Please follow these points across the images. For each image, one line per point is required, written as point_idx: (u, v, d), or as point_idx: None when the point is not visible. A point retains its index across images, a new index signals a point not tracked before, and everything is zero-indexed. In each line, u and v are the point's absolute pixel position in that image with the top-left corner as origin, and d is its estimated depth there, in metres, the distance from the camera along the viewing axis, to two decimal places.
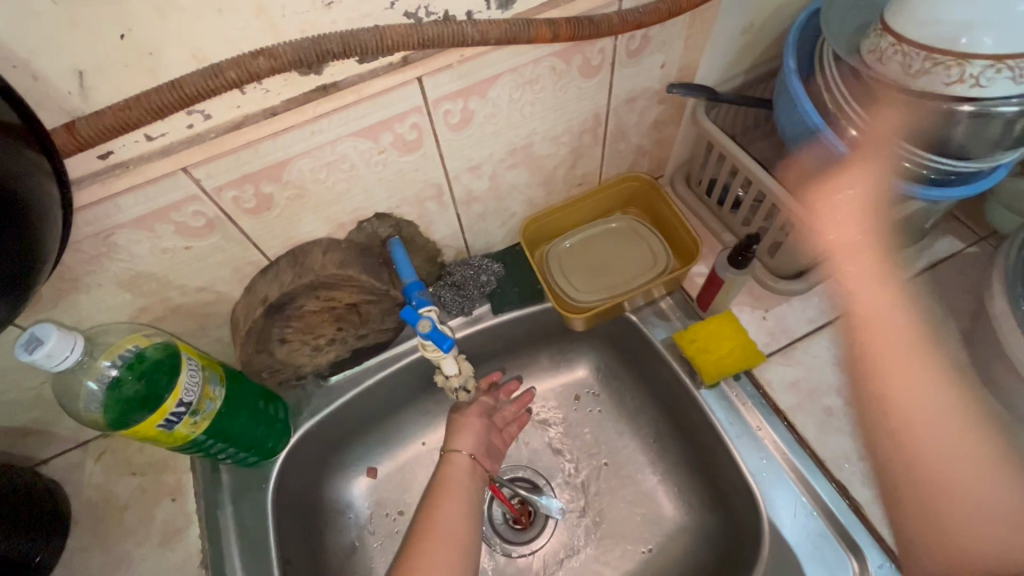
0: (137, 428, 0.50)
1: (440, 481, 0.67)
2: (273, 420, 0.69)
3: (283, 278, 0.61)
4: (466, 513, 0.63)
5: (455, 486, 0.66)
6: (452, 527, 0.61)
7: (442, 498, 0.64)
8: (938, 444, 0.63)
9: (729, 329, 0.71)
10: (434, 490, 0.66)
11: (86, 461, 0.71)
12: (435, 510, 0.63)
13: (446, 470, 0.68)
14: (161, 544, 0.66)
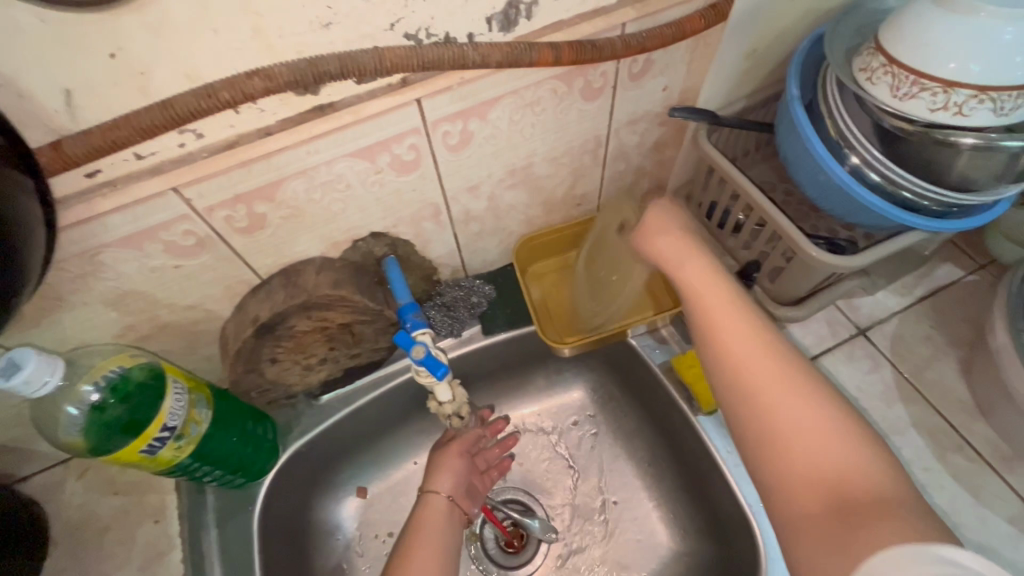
0: (119, 454, 0.49)
1: (415, 524, 0.65)
2: (260, 441, 0.68)
3: (275, 297, 0.60)
4: (439, 557, 0.61)
5: (430, 527, 0.64)
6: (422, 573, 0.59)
7: (417, 547, 0.62)
8: (761, 378, 0.46)
9: None
10: (409, 534, 0.64)
11: (67, 479, 0.69)
12: (407, 555, 0.60)
13: (422, 512, 0.66)
14: (143, 568, 0.64)
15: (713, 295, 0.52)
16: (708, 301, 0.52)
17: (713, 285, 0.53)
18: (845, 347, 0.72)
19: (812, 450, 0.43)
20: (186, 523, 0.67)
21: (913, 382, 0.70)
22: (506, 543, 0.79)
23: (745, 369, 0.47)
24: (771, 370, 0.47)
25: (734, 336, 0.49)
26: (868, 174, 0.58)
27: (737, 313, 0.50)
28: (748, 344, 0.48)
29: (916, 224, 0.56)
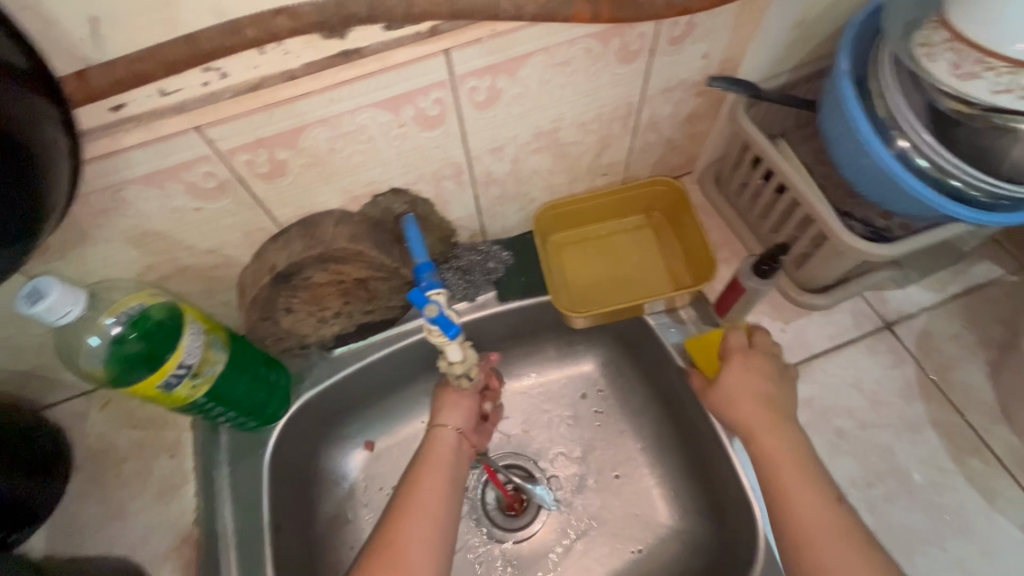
0: (137, 387, 0.50)
1: (424, 456, 0.69)
2: (273, 387, 0.69)
3: (294, 247, 0.60)
4: (446, 487, 0.66)
5: (437, 461, 0.68)
6: (430, 502, 0.63)
7: (424, 476, 0.66)
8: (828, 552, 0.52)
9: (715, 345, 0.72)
10: (417, 465, 0.68)
11: (90, 409, 0.72)
12: (416, 484, 0.65)
13: (432, 446, 0.70)
14: (158, 499, 0.67)
15: (794, 484, 0.56)
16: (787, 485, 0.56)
17: (798, 473, 0.56)
18: (869, 341, 0.70)
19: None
20: (199, 460, 0.69)
21: (936, 382, 0.68)
22: (507, 505, 0.80)
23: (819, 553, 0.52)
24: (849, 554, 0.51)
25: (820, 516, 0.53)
26: (915, 159, 0.55)
27: (816, 502, 0.54)
28: (823, 533, 0.53)
29: (963, 216, 0.52)
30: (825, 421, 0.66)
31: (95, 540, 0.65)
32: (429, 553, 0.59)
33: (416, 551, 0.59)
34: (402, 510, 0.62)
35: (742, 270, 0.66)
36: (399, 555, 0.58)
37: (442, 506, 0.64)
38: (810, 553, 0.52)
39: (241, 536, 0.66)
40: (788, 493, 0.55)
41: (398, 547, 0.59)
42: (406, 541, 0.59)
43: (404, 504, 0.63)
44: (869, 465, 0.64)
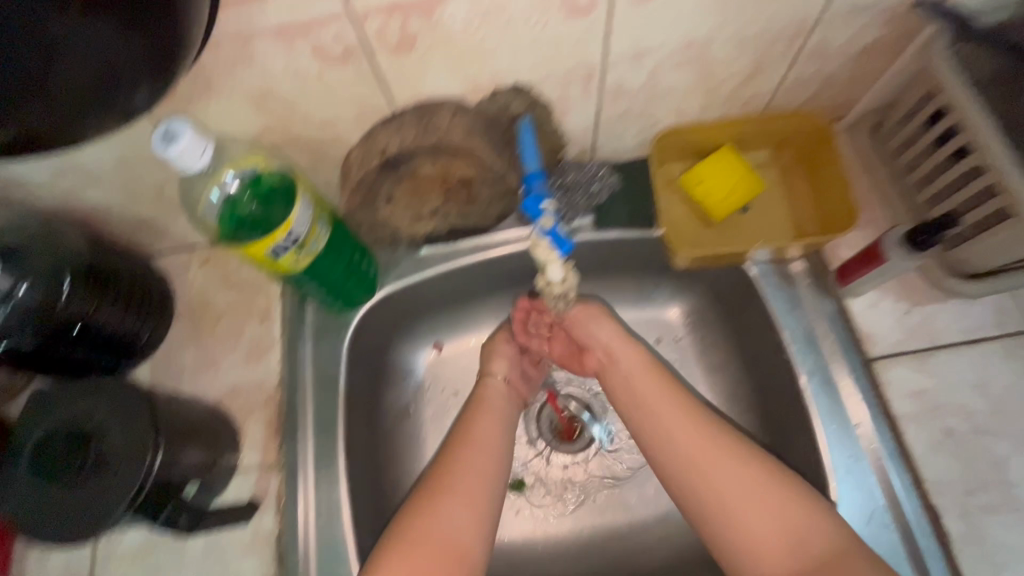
0: (247, 248, 0.50)
1: (477, 399, 0.68)
2: (362, 275, 0.70)
3: (406, 132, 0.58)
4: (502, 428, 0.66)
5: (488, 404, 0.67)
6: (487, 441, 0.64)
7: (479, 415, 0.66)
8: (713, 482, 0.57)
9: (728, 162, 0.69)
10: (471, 407, 0.67)
11: (191, 264, 0.76)
12: (471, 423, 0.65)
13: (480, 393, 0.69)
14: (248, 358, 0.71)
15: (678, 444, 0.60)
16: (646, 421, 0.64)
17: (685, 434, 0.60)
18: (1009, 341, 0.62)
19: (772, 541, 0.54)
20: (286, 329, 0.72)
21: None
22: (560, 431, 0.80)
23: (706, 483, 0.58)
24: (754, 495, 0.55)
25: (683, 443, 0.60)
26: None
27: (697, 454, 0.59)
28: (726, 482, 0.57)
29: None
30: (935, 418, 0.60)
31: (190, 384, 0.70)
32: (483, 485, 0.60)
33: (474, 481, 0.60)
34: (460, 442, 0.63)
35: (889, 238, 0.58)
36: (457, 480, 0.60)
37: (497, 446, 0.64)
38: (721, 514, 0.56)
39: (319, 408, 0.68)
40: (671, 454, 0.60)
41: (456, 474, 0.60)
42: (465, 470, 0.60)
43: (461, 437, 0.64)
44: (974, 473, 0.58)
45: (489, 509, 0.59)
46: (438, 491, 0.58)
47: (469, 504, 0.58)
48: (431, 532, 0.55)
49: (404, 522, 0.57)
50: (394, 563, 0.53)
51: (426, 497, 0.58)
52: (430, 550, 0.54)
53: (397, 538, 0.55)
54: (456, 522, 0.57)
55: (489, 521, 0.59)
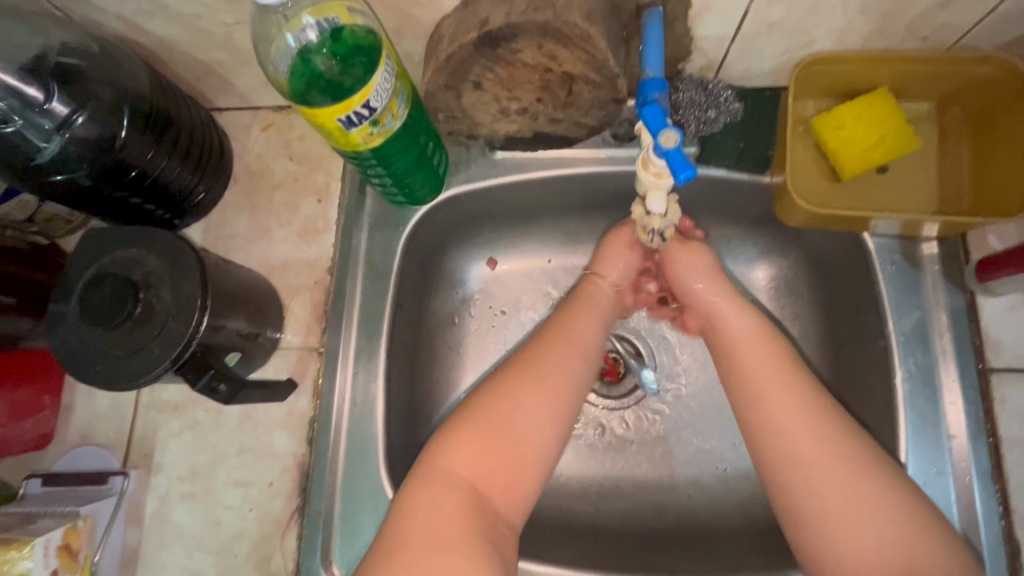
0: (318, 112, 0.44)
1: (579, 295, 0.63)
2: (432, 169, 0.63)
3: (516, 4, 0.48)
4: (602, 329, 0.60)
5: (595, 303, 0.62)
6: (585, 339, 0.58)
7: (579, 310, 0.61)
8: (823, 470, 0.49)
9: (881, 112, 0.57)
10: (575, 299, 0.62)
11: (253, 126, 0.71)
12: (570, 317, 0.60)
13: (586, 289, 0.63)
14: (301, 236, 0.68)
15: (783, 423, 0.51)
16: (753, 374, 0.54)
17: (787, 411, 0.52)
18: None
19: (874, 552, 0.45)
20: (343, 214, 0.68)
21: None
22: (604, 372, 0.75)
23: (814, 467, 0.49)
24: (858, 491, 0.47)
25: (793, 412, 0.51)
26: None
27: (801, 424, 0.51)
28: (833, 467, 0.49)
29: None
30: None
31: (241, 251, 0.68)
32: (566, 384, 0.55)
33: (563, 376, 0.55)
34: (554, 336, 0.58)
35: None
36: (541, 371, 0.55)
37: (591, 352, 0.58)
38: (819, 499, 0.48)
39: (367, 302, 0.65)
40: (772, 417, 0.52)
41: (543, 364, 0.55)
42: (552, 363, 0.55)
43: (555, 331, 0.58)
44: None
45: (569, 407, 0.54)
46: (519, 375, 0.54)
47: (551, 400, 0.53)
48: (507, 413, 0.52)
49: (480, 398, 0.53)
50: (467, 436, 0.51)
51: (505, 377, 0.54)
52: (498, 433, 0.51)
53: (470, 412, 0.52)
54: (533, 411, 0.52)
55: (565, 421, 0.54)
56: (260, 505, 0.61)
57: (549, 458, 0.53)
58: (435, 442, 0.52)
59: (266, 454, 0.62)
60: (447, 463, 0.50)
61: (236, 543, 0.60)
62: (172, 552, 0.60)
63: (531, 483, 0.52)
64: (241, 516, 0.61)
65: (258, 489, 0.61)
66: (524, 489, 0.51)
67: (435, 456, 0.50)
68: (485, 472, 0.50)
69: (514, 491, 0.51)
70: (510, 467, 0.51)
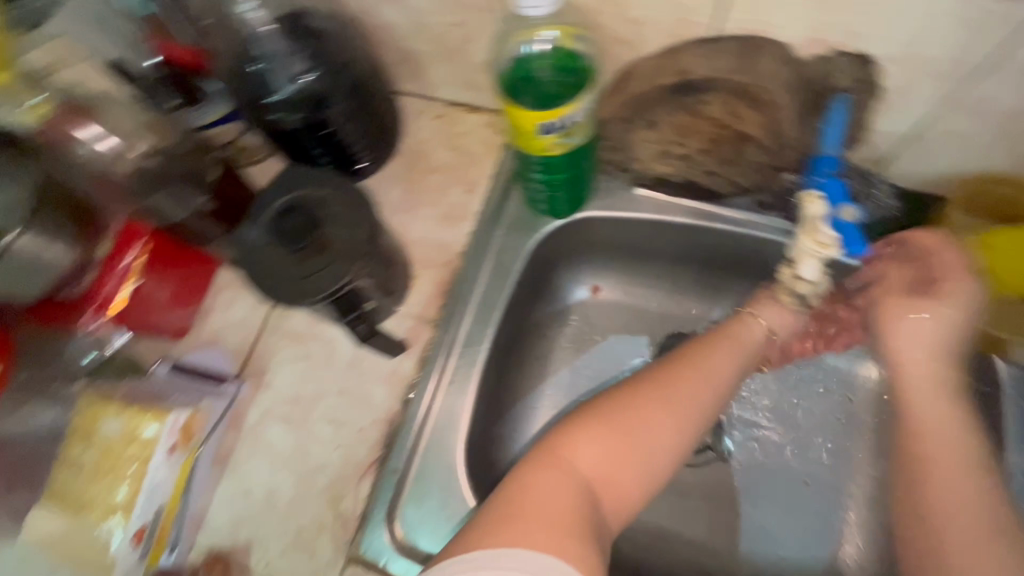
0: (525, 113, 0.50)
1: (726, 331, 0.65)
2: (579, 188, 0.68)
3: (720, 63, 0.54)
4: (735, 369, 0.63)
5: (738, 342, 0.64)
6: (717, 374, 0.62)
7: (720, 345, 0.64)
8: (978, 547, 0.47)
9: None
10: (719, 333, 0.65)
11: (425, 114, 0.78)
12: (709, 349, 0.63)
13: (735, 327, 0.65)
14: (443, 219, 0.74)
15: (954, 493, 0.50)
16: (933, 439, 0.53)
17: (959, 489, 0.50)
18: None
19: None
20: (485, 209, 0.73)
21: None
22: None
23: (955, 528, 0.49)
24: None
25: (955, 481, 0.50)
26: None
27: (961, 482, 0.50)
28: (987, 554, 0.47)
29: None
30: None
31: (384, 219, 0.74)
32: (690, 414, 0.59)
33: (693, 400, 0.59)
34: (692, 362, 0.62)
35: None
36: (676, 389, 0.59)
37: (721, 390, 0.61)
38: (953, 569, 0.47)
39: (489, 293, 0.70)
40: (941, 480, 0.51)
41: (672, 390, 0.59)
42: (686, 387, 0.60)
43: (692, 356, 0.63)
44: None
45: (685, 433, 0.58)
46: (649, 394, 0.58)
47: (674, 423, 0.58)
48: (631, 424, 0.56)
49: (606, 407, 0.57)
50: (592, 435, 0.54)
51: (637, 392, 0.58)
52: (621, 438, 0.55)
53: (597, 413, 0.56)
54: (659, 427, 0.57)
55: (683, 439, 0.58)
56: (346, 447, 0.65)
57: (655, 478, 0.56)
58: (559, 435, 0.55)
59: (362, 404, 0.67)
60: (569, 455, 0.54)
61: (317, 475, 0.64)
62: (260, 467, 0.65)
63: (633, 494, 0.55)
64: (328, 452, 0.65)
65: (348, 432, 0.66)
66: (631, 498, 0.55)
67: (560, 447, 0.54)
68: (604, 472, 0.53)
69: (622, 497, 0.54)
70: (625, 473, 0.54)
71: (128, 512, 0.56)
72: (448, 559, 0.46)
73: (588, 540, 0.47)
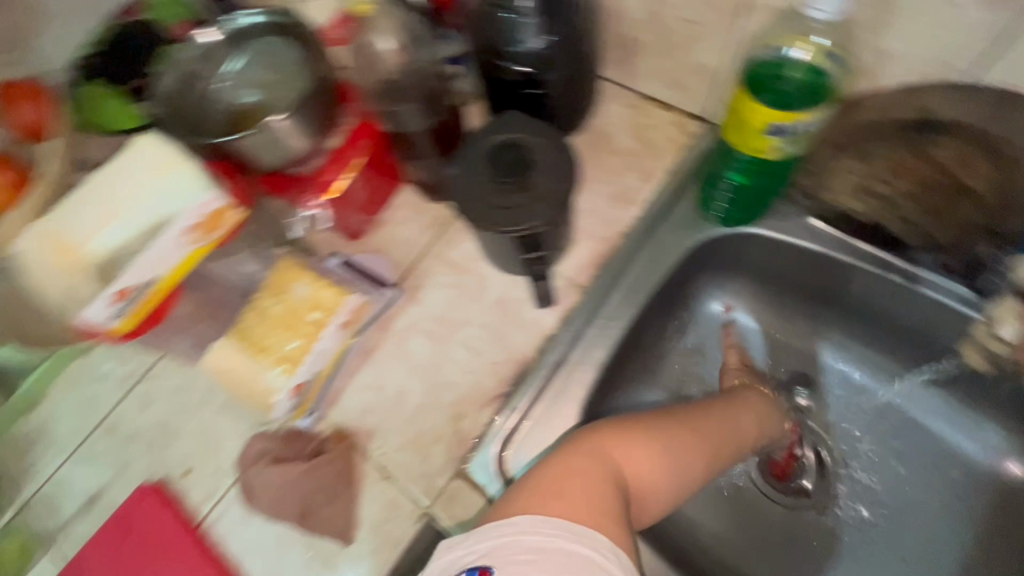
0: (760, 112, 0.53)
1: (755, 397, 0.73)
2: (759, 202, 0.70)
3: (968, 109, 0.56)
4: (755, 433, 0.70)
5: (761, 409, 0.71)
6: (739, 428, 0.68)
7: (750, 406, 0.71)
8: None
9: None
10: (749, 395, 0.72)
11: (617, 99, 0.81)
12: (739, 407, 0.70)
13: (763, 397, 0.73)
14: (613, 199, 0.77)
15: None
16: None
17: None
18: None
19: None
20: (657, 200, 0.76)
21: None
22: (777, 465, 0.76)
23: None
24: None
25: None
26: None
27: None
28: None
29: None
30: None
31: None
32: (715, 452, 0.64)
33: (718, 445, 0.65)
34: (720, 414, 0.68)
35: None
36: (707, 429, 0.65)
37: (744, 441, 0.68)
38: None
39: (644, 276, 0.73)
40: None
41: (703, 425, 0.65)
42: (716, 432, 0.65)
43: (721, 409, 0.69)
44: None
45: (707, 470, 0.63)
46: (686, 425, 0.64)
47: (700, 457, 0.62)
48: (665, 445, 0.61)
49: (647, 425, 0.62)
50: (632, 443, 0.59)
51: (674, 422, 0.64)
52: (655, 453, 0.59)
53: (641, 424, 0.62)
54: (687, 456, 0.61)
55: (701, 477, 0.62)
56: (478, 374, 0.70)
57: (671, 500, 0.60)
58: (606, 432, 0.60)
59: (502, 340, 0.72)
60: (613, 454, 0.58)
61: (446, 391, 0.70)
62: (397, 369, 0.72)
63: (653, 507, 0.60)
64: (460, 373, 0.71)
65: (481, 362, 0.71)
66: (651, 511, 0.59)
67: (604, 444, 0.58)
68: (636, 477, 0.57)
69: (646, 505, 0.58)
70: (654, 486, 0.59)
71: (293, 366, 0.64)
72: (489, 525, 0.50)
73: (617, 522, 0.51)
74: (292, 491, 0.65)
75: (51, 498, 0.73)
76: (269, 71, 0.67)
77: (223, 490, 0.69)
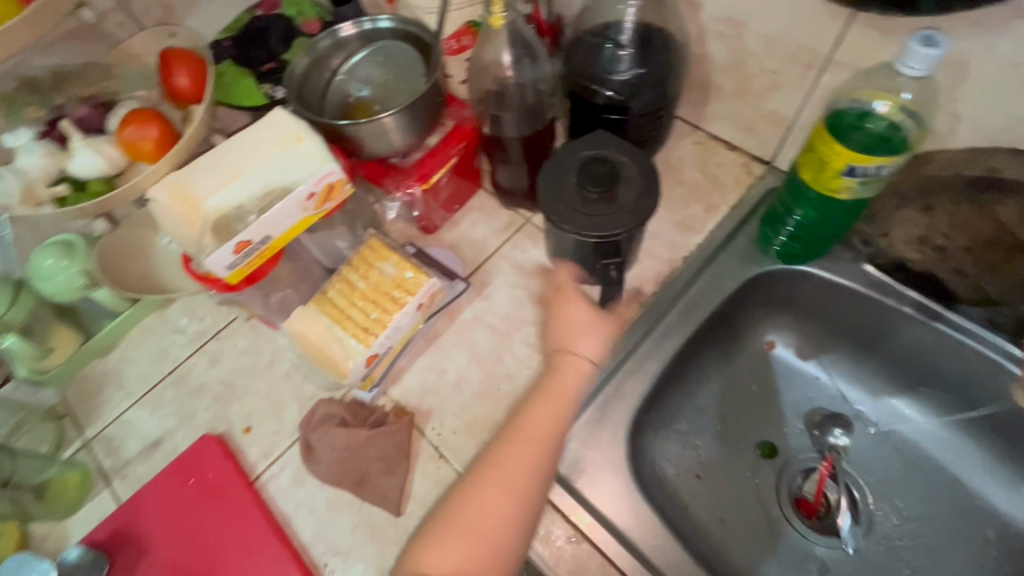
0: (840, 153, 0.59)
1: (554, 383, 0.66)
2: (820, 245, 0.74)
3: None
4: (562, 417, 0.64)
5: (567, 389, 0.66)
6: (537, 432, 0.63)
7: (544, 399, 0.65)
8: None
9: None
10: (551, 377, 0.67)
11: (687, 137, 0.88)
12: (532, 410, 0.64)
13: (564, 378, 0.67)
14: (678, 224, 0.82)
15: None
16: None
17: None
18: None
19: None
20: (719, 230, 0.81)
21: None
22: (808, 503, 0.76)
23: None
24: None
25: None
26: None
27: None
28: None
29: None
30: None
31: None
32: (521, 478, 0.60)
33: (518, 468, 0.60)
34: (515, 434, 0.63)
35: None
36: (504, 461, 0.61)
37: (546, 442, 0.62)
38: None
39: (700, 298, 0.77)
40: None
41: (497, 468, 0.61)
42: (517, 458, 0.61)
43: (514, 428, 0.64)
44: None
45: (529, 499, 0.59)
46: (478, 478, 0.61)
47: (503, 493, 0.59)
48: (474, 518, 0.58)
49: (449, 508, 0.60)
50: (441, 545, 0.58)
51: (476, 480, 0.61)
52: (469, 539, 0.58)
53: (442, 519, 0.59)
54: (494, 509, 0.58)
55: (524, 509, 0.59)
56: (536, 370, 0.74)
57: (518, 545, 0.58)
58: (415, 546, 0.59)
59: None
60: (428, 565, 0.57)
61: (504, 382, 0.74)
62: (460, 356, 0.76)
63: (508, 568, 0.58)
64: (518, 367, 0.74)
65: (541, 359, 0.75)
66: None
67: (419, 563, 0.58)
68: (461, 572, 0.56)
69: (498, 575, 0.57)
70: (486, 558, 0.57)
71: (369, 337, 0.67)
72: None
73: None
74: (354, 456, 0.68)
75: (115, 438, 0.76)
76: (388, 71, 0.74)
77: (281, 449, 0.72)
